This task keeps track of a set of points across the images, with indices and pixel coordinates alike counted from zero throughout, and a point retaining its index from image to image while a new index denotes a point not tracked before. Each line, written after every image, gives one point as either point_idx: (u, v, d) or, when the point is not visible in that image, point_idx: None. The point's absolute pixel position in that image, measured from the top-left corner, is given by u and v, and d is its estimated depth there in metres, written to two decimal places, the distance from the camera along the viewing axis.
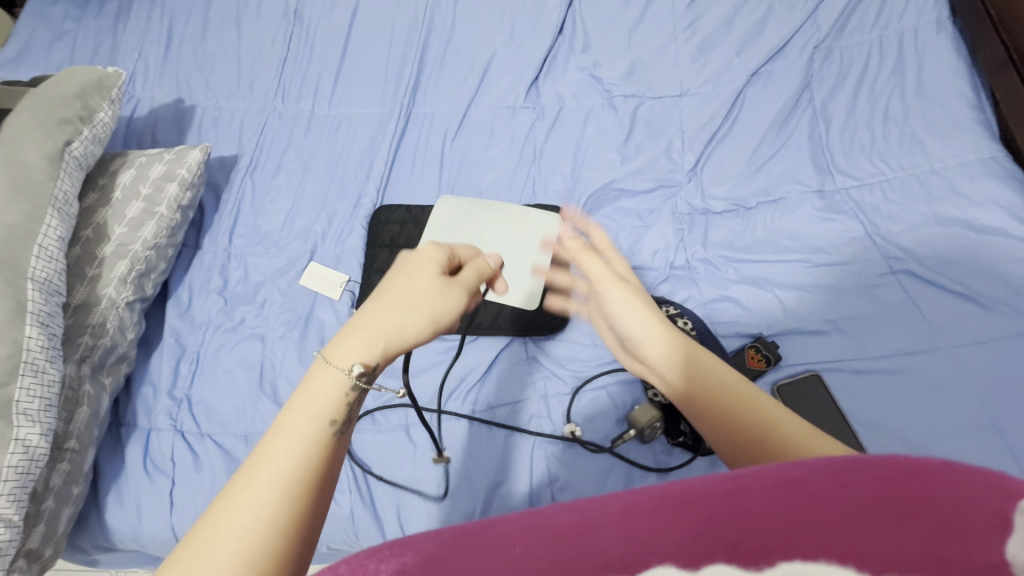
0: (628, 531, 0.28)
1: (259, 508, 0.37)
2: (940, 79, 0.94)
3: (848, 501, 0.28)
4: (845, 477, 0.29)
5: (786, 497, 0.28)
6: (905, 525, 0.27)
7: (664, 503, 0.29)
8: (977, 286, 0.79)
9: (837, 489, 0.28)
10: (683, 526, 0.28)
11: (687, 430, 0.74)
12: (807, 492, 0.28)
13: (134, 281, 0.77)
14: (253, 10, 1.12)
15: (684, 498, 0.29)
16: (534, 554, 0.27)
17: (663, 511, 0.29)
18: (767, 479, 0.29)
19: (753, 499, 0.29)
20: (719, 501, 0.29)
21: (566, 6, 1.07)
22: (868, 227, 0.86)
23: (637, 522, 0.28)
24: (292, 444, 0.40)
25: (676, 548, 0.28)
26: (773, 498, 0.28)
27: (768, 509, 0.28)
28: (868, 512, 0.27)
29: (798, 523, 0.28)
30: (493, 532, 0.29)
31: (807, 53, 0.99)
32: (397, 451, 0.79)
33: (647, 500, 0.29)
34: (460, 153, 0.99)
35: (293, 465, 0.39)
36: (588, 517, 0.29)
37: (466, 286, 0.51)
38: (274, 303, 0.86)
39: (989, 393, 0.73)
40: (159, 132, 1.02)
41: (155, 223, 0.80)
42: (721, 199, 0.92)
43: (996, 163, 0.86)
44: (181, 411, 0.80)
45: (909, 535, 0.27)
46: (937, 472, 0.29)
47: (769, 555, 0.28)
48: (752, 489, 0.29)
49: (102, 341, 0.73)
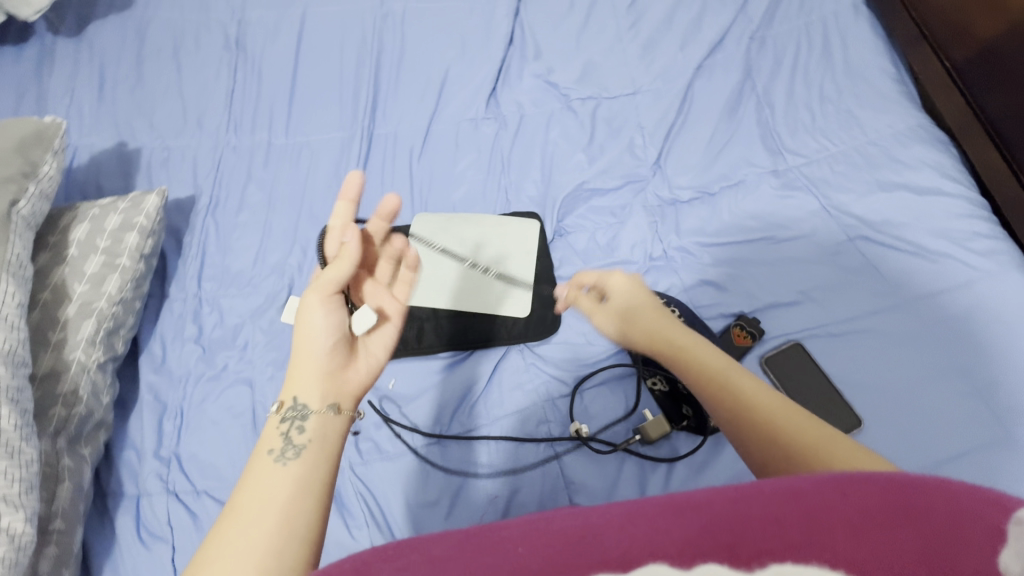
0: (630, 531, 0.31)
1: (258, 532, 0.43)
2: (863, 59, 1.02)
3: (850, 512, 0.30)
4: (846, 488, 0.31)
5: (789, 504, 0.31)
6: (900, 534, 0.29)
7: (668, 508, 0.32)
8: (923, 243, 0.86)
9: (839, 500, 0.31)
10: (687, 526, 0.31)
11: (688, 413, 0.77)
12: (809, 502, 0.31)
13: (103, 341, 0.73)
14: (191, 44, 1.08)
15: (685, 502, 0.32)
16: (535, 554, 0.31)
17: (664, 515, 0.32)
18: (768, 489, 0.32)
19: (753, 505, 0.31)
20: (718, 502, 0.32)
21: (513, 16, 1.09)
22: (823, 200, 0.93)
23: (638, 524, 0.31)
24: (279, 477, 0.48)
25: (675, 546, 0.30)
26: (773, 505, 0.31)
27: (769, 515, 0.31)
28: (869, 520, 0.30)
29: (798, 528, 0.30)
30: (499, 535, 0.32)
31: (744, 44, 1.05)
32: (408, 478, 0.77)
33: (653, 506, 0.32)
34: (428, 170, 0.98)
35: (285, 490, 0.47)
36: (591, 521, 0.32)
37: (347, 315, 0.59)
38: (257, 344, 0.83)
39: (948, 338, 0.80)
40: (104, 179, 0.96)
41: (118, 276, 0.76)
42: (687, 188, 0.96)
43: (922, 131, 0.95)
44: (172, 470, 0.75)
45: (906, 541, 0.29)
46: (930, 488, 0.31)
47: (763, 552, 0.30)
48: (755, 498, 0.32)
49: (77, 409, 0.68)
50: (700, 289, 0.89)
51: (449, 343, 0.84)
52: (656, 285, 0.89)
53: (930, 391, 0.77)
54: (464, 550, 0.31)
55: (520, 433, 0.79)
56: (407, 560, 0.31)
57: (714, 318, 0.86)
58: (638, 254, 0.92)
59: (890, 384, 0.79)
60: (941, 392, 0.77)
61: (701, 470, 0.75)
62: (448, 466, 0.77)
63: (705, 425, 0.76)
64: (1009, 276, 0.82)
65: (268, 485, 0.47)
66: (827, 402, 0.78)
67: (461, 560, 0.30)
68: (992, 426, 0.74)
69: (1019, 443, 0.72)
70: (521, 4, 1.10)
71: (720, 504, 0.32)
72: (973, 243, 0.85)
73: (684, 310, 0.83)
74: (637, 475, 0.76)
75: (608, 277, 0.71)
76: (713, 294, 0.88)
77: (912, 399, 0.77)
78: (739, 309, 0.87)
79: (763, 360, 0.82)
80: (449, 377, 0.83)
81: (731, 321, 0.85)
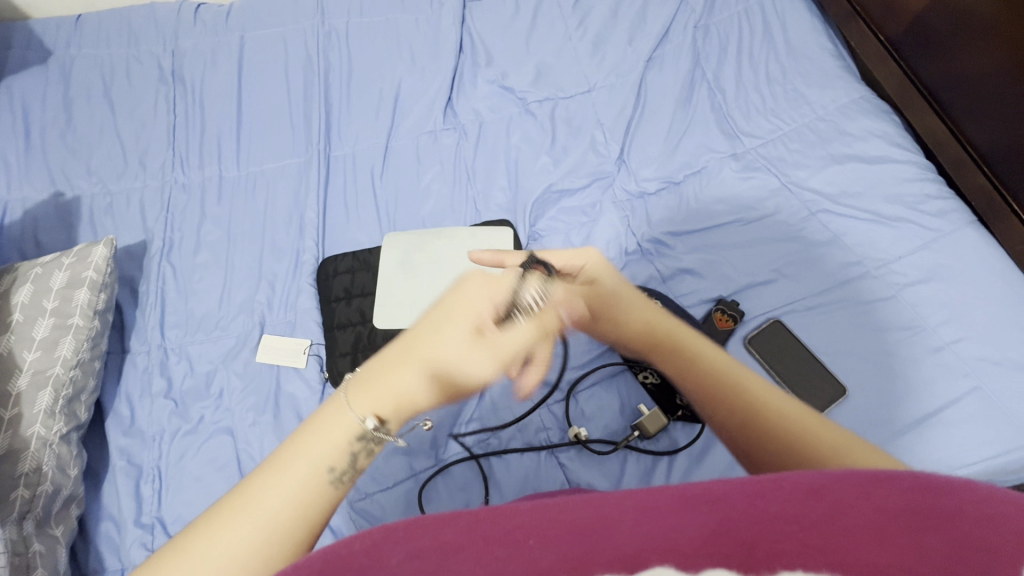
0: (647, 524, 0.28)
1: (237, 545, 0.38)
2: (803, 38, 1.06)
3: (871, 512, 0.28)
4: (869, 489, 0.28)
5: (807, 501, 0.28)
6: (922, 538, 0.27)
7: (683, 501, 0.28)
8: (880, 211, 0.90)
9: (860, 500, 0.28)
10: (701, 523, 0.28)
11: (683, 403, 0.76)
12: (829, 501, 0.28)
13: (64, 410, 0.68)
14: (122, 81, 1.02)
15: (702, 495, 0.29)
16: (549, 546, 0.27)
17: (680, 509, 0.28)
18: (788, 485, 0.29)
19: (771, 502, 0.28)
20: (735, 495, 0.28)
21: (459, 23, 1.07)
22: (783, 178, 0.95)
23: (653, 518, 0.28)
24: (283, 483, 0.41)
25: (687, 538, 0.28)
26: (795, 502, 0.28)
27: (786, 512, 0.28)
28: (891, 524, 0.27)
29: (817, 528, 0.27)
30: (508, 523, 0.28)
31: (689, 32, 1.07)
32: (411, 507, 0.74)
33: (668, 499, 0.28)
34: (392, 188, 0.96)
35: (283, 503, 0.40)
36: (605, 510, 0.28)
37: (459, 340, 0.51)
38: (233, 390, 0.79)
39: (914, 299, 0.83)
40: (42, 234, 0.89)
41: (72, 338, 0.71)
42: (652, 179, 0.97)
43: (866, 102, 0.99)
44: (157, 536, 0.70)
45: (930, 546, 0.27)
46: (949, 493, 0.29)
47: (777, 547, 0.27)
48: (772, 493, 0.28)
49: (42, 487, 0.63)
50: (678, 278, 0.90)
51: None
52: (635, 279, 0.90)
53: (905, 352, 0.80)
54: (479, 540, 0.27)
55: (520, 444, 0.78)
56: (422, 546, 0.27)
57: (694, 305, 0.88)
58: (613, 250, 0.92)
59: (866, 350, 0.82)
60: (915, 351, 0.80)
61: (702, 457, 0.76)
62: (450, 488, 0.75)
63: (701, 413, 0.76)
64: (962, 234, 0.86)
65: (262, 496, 0.40)
66: (811, 374, 0.80)
67: (474, 552, 0.27)
68: (963, 378, 0.78)
69: (990, 391, 0.76)
70: (467, 10, 1.09)
71: (737, 499, 0.28)
72: (925, 205, 0.89)
73: (665, 301, 0.84)
74: (641, 471, 0.76)
75: (581, 257, 0.62)
76: (691, 282, 0.90)
77: (890, 361, 0.80)
78: (717, 293, 0.88)
79: (746, 341, 0.84)
80: None
81: (711, 307, 0.87)
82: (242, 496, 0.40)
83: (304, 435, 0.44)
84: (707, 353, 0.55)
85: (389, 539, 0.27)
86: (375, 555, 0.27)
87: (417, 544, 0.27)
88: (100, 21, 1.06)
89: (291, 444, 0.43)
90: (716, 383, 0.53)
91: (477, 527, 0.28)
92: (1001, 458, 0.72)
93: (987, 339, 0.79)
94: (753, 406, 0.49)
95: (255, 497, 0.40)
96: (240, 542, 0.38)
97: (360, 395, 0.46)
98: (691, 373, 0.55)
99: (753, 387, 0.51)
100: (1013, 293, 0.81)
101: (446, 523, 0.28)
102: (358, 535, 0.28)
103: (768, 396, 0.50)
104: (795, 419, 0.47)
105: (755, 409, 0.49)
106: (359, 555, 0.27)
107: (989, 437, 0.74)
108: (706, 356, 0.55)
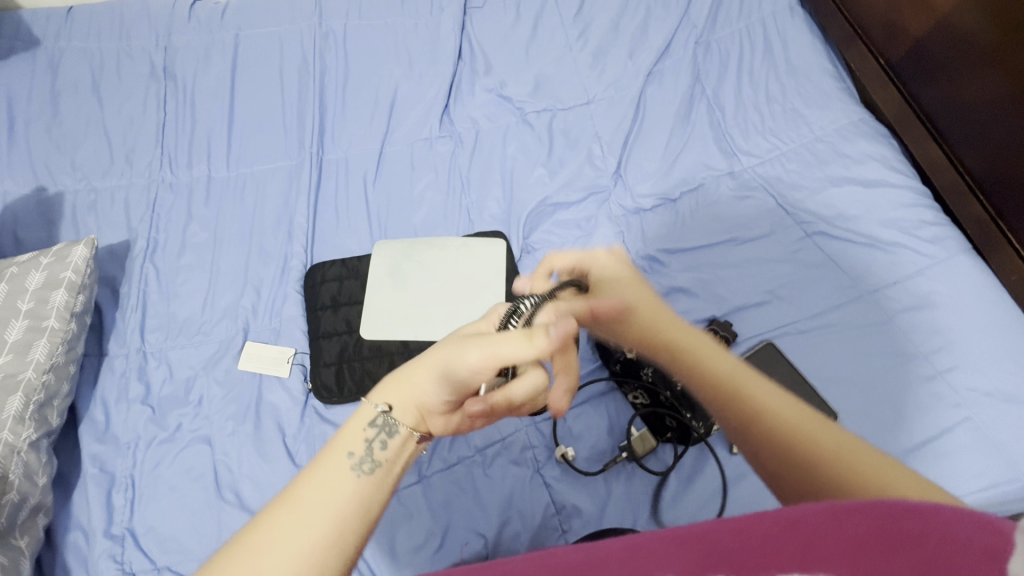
0: (633, 561, 0.29)
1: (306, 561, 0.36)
2: (803, 58, 1.06)
3: (840, 538, 0.27)
4: (839, 513, 0.28)
5: (780, 535, 0.28)
6: (894, 558, 0.25)
7: (669, 542, 0.30)
8: (876, 235, 0.89)
9: (831, 528, 0.27)
10: (683, 559, 0.29)
11: (672, 424, 0.76)
12: (804, 534, 0.28)
13: (34, 416, 0.66)
14: (113, 75, 1.00)
15: (686, 537, 0.30)
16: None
17: (665, 549, 0.30)
18: (765, 521, 0.29)
19: (748, 539, 0.29)
20: (716, 534, 0.30)
21: (459, 29, 1.06)
22: (779, 198, 0.94)
23: (638, 557, 0.29)
24: (334, 501, 0.39)
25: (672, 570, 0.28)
26: (770, 536, 0.28)
27: (760, 545, 0.28)
28: (862, 546, 0.26)
29: (788, 558, 0.27)
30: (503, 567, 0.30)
31: (690, 48, 1.06)
32: (391, 525, 0.72)
33: (655, 541, 0.30)
34: (384, 194, 0.94)
35: (335, 524, 0.38)
36: (595, 555, 0.30)
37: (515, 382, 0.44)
38: (213, 398, 0.77)
39: (907, 325, 0.83)
40: (22, 230, 0.87)
41: (46, 341, 0.69)
42: (648, 195, 0.96)
43: (864, 125, 0.99)
44: (127, 549, 0.68)
45: (901, 565, 0.25)
46: (928, 510, 0.27)
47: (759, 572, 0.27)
48: (750, 529, 0.29)
49: (7, 496, 0.61)
50: (671, 296, 0.89)
51: None
52: None
53: (896, 379, 0.80)
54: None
55: (506, 462, 0.76)
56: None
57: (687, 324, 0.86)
58: None
59: (858, 376, 0.81)
60: (906, 379, 0.79)
61: (690, 481, 0.74)
62: (433, 505, 0.73)
63: (690, 436, 0.75)
64: (956, 261, 0.86)
65: (319, 502, 0.38)
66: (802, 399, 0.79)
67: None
68: (955, 408, 0.77)
69: (981, 421, 0.76)
70: (467, 16, 1.08)
71: (717, 538, 0.29)
72: (920, 231, 0.89)
73: None
74: (628, 493, 0.74)
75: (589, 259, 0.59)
76: (684, 300, 0.88)
77: (881, 388, 0.80)
78: (710, 313, 0.87)
79: None
80: None
81: (704, 326, 0.85)
82: (294, 502, 0.38)
83: (343, 446, 0.42)
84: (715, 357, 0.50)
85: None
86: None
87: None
88: (91, 13, 1.04)
89: (332, 458, 0.41)
90: (720, 392, 0.48)
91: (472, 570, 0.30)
92: (991, 491, 0.72)
93: (979, 368, 0.79)
94: (784, 429, 0.44)
95: (306, 508, 0.38)
96: (297, 546, 0.36)
97: (385, 397, 0.46)
98: (696, 378, 0.50)
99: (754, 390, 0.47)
100: (1006, 323, 0.81)
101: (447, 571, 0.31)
102: None
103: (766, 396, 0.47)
104: (818, 431, 0.43)
105: (759, 418, 0.45)
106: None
107: (980, 468, 0.73)
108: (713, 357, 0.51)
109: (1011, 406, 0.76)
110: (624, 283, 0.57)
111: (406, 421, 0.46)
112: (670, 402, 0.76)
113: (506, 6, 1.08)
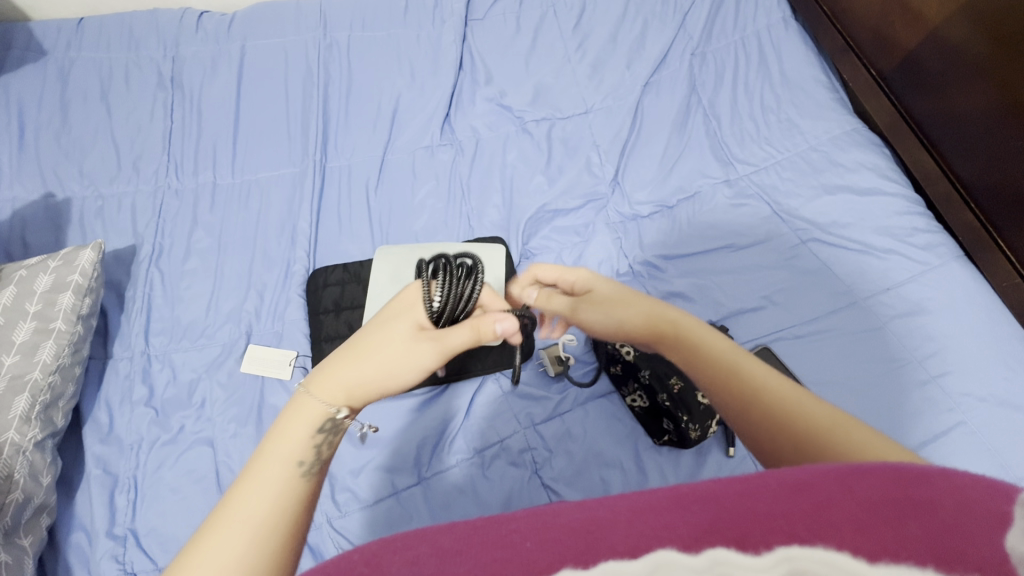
0: (637, 526, 0.28)
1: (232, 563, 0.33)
2: (797, 69, 1.08)
3: (855, 504, 0.27)
4: (851, 481, 0.28)
5: (791, 497, 0.28)
6: (907, 524, 0.26)
7: (672, 502, 0.29)
8: (870, 241, 0.91)
9: (846, 494, 0.28)
10: (692, 521, 0.28)
11: (669, 427, 0.75)
12: (813, 495, 0.28)
13: (40, 416, 0.67)
14: (121, 84, 1.02)
15: (691, 498, 0.29)
16: (544, 548, 0.27)
17: (669, 509, 0.29)
18: (774, 482, 0.29)
19: (759, 500, 0.28)
20: (722, 496, 0.29)
21: (461, 41, 1.08)
22: (774, 206, 0.96)
23: (644, 518, 0.28)
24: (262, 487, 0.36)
25: (678, 540, 0.27)
26: (779, 498, 0.28)
27: (774, 509, 0.28)
28: (875, 512, 0.27)
29: (804, 522, 0.27)
30: (504, 528, 0.29)
31: (686, 60, 1.08)
32: (390, 524, 0.72)
33: (659, 500, 0.30)
34: (386, 201, 0.96)
35: (266, 503, 0.36)
36: (599, 514, 0.29)
37: (444, 348, 0.49)
38: (215, 400, 0.78)
39: (902, 331, 0.84)
40: (31, 235, 0.89)
41: (53, 343, 0.70)
42: (646, 202, 0.98)
43: (858, 134, 1.01)
44: (129, 549, 0.69)
45: (913, 533, 0.26)
46: (937, 475, 0.29)
47: (767, 542, 0.27)
48: (760, 493, 0.29)
49: (13, 495, 0.62)
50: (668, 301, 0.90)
51: (424, 378, 0.82)
52: None
53: (891, 382, 0.81)
54: (472, 543, 0.28)
55: (503, 463, 0.77)
56: (416, 552, 0.28)
57: None
58: (605, 271, 0.93)
59: (852, 380, 0.82)
60: (901, 384, 0.80)
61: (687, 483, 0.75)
62: (431, 506, 0.74)
63: (687, 439, 0.74)
64: (949, 267, 0.87)
65: (259, 491, 0.36)
66: None
67: (470, 555, 0.27)
68: (950, 411, 0.78)
69: (975, 426, 0.77)
70: (468, 28, 1.10)
71: (725, 499, 0.29)
72: (913, 237, 0.90)
73: None
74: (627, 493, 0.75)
75: (571, 273, 0.66)
76: (681, 305, 0.90)
77: (874, 394, 0.80)
78: (706, 318, 0.88)
79: None
80: (424, 413, 0.80)
81: None
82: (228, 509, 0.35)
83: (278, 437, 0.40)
84: (705, 334, 0.53)
85: (385, 549, 0.29)
86: (373, 564, 0.28)
87: (415, 549, 0.28)
88: (101, 24, 1.06)
89: (264, 446, 0.39)
90: (723, 373, 0.49)
91: (470, 534, 0.29)
92: None
93: (973, 372, 0.80)
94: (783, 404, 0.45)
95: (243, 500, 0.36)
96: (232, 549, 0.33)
97: (319, 384, 0.43)
98: (696, 361, 0.52)
99: (752, 368, 0.49)
100: (996, 327, 0.82)
101: (435, 532, 0.30)
102: (353, 548, 0.29)
103: (760, 371, 0.48)
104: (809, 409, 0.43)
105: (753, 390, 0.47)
106: (357, 563, 0.28)
107: (973, 472, 0.74)
108: (712, 338, 0.52)
109: (1004, 411, 0.77)
110: (630, 298, 0.60)
111: (328, 396, 0.43)
112: (667, 405, 0.73)
113: (506, 19, 1.11)
